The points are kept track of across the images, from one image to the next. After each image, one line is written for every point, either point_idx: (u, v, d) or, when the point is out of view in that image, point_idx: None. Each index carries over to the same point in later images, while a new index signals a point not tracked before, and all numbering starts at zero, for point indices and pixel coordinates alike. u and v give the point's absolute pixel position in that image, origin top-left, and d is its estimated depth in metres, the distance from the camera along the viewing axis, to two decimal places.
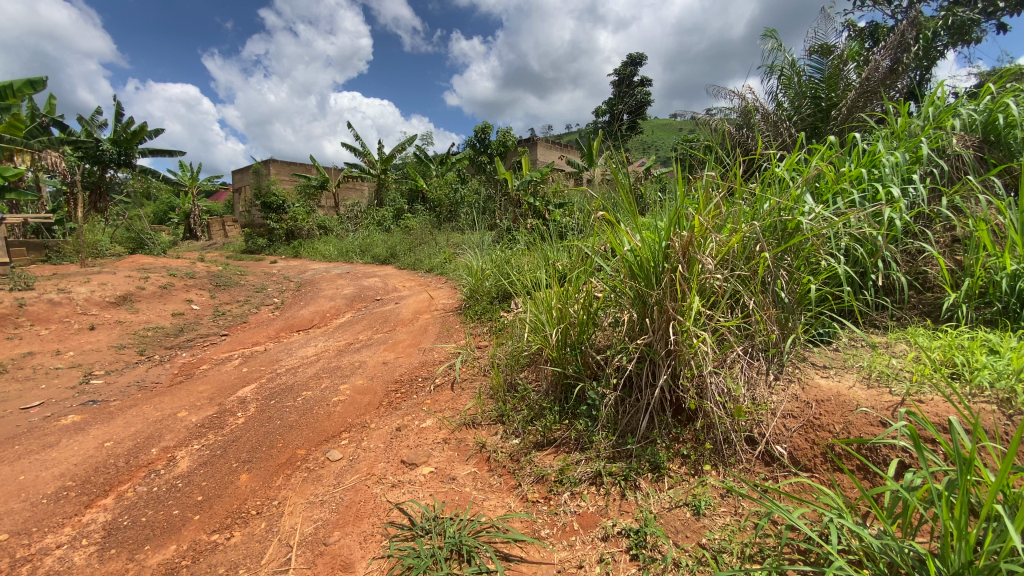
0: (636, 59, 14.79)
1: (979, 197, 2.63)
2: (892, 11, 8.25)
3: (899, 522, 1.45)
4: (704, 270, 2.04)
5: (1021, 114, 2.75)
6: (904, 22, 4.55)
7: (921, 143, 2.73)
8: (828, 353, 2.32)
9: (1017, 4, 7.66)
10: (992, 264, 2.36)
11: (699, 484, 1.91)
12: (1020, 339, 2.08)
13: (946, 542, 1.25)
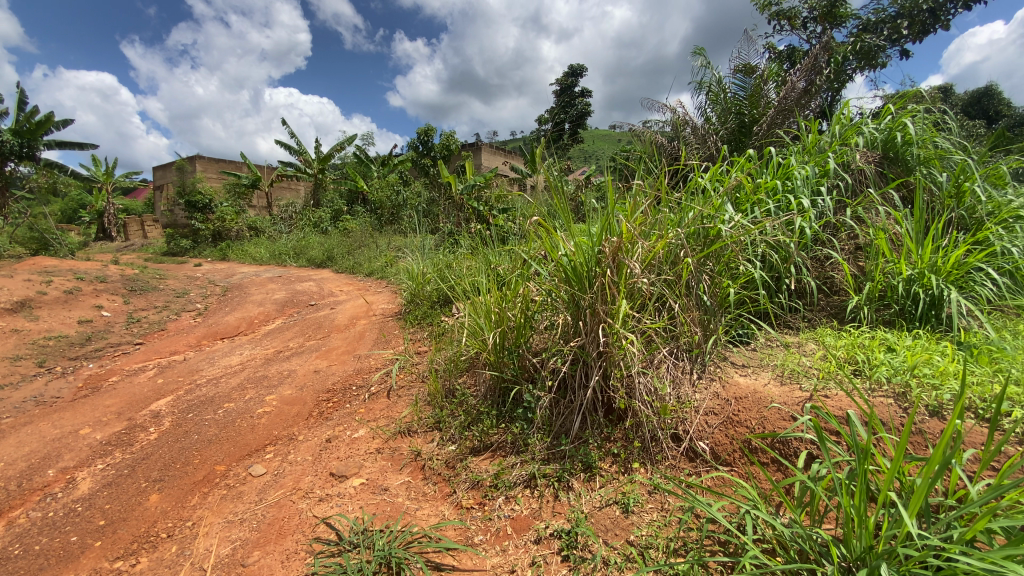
0: (578, 70, 15.16)
1: (879, 209, 2.94)
2: (808, 37, 8.97)
3: (806, 509, 1.58)
4: (631, 275, 2.13)
5: (915, 134, 3.11)
6: (816, 47, 4.95)
7: (829, 159, 3.03)
8: (746, 352, 2.49)
9: (918, 33, 8.55)
10: (889, 270, 2.66)
11: (628, 483, 1.98)
12: (914, 338, 2.35)
13: (849, 528, 1.38)
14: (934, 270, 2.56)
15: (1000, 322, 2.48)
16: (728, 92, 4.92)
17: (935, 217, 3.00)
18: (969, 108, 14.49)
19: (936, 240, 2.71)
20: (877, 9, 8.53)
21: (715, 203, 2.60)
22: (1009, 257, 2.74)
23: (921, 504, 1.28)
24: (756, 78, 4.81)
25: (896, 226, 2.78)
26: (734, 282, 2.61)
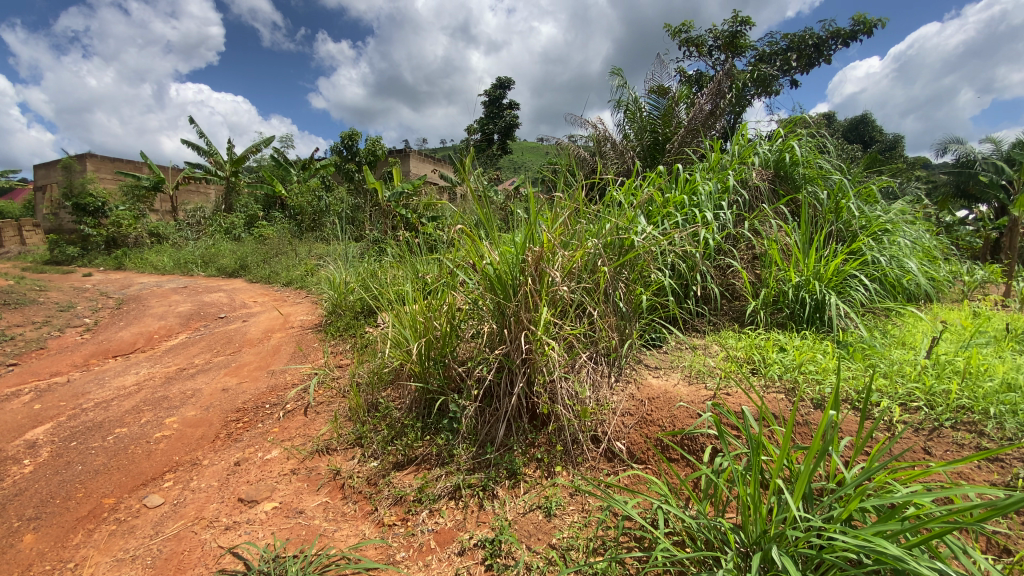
0: (506, 83, 15.37)
1: (770, 222, 3.24)
2: (713, 63, 9.75)
3: (712, 500, 1.70)
4: (552, 283, 2.19)
5: (801, 156, 3.46)
6: (720, 72, 5.38)
7: (728, 176, 3.29)
8: (659, 355, 2.64)
9: (805, 66, 9.57)
10: (780, 277, 2.92)
11: (551, 487, 2.02)
12: (802, 338, 2.61)
13: (747, 516, 1.49)
14: (816, 276, 2.86)
15: (870, 323, 2.82)
16: (644, 111, 5.21)
17: (818, 230, 3.35)
18: (848, 133, 16.37)
19: (817, 250, 3.04)
20: (770, 42, 9.46)
21: (629, 214, 2.75)
22: (875, 266, 3.12)
23: (805, 488, 1.41)
24: (668, 99, 5.14)
25: (784, 238, 3.08)
26: (647, 289, 2.76)
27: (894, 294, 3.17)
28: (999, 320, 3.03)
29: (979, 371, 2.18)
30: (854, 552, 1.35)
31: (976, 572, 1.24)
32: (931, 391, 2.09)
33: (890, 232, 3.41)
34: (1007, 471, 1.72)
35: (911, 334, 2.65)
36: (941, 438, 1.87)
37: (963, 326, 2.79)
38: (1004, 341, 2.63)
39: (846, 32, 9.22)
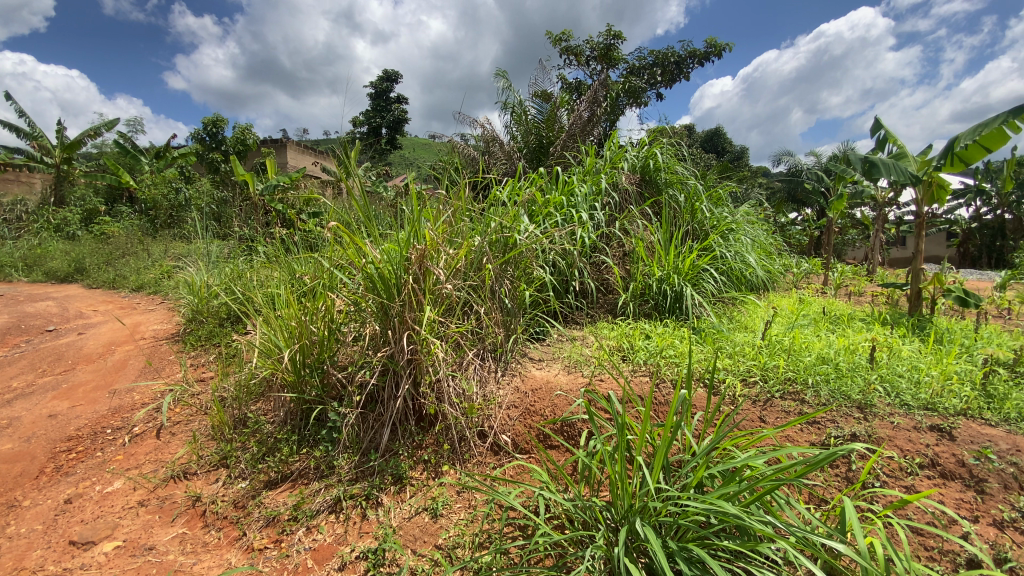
0: (391, 75, 14.57)
1: (637, 222, 3.53)
2: (590, 73, 10.32)
3: (589, 482, 1.81)
4: (437, 281, 2.20)
5: (663, 162, 3.81)
6: (597, 82, 5.70)
7: (601, 179, 3.53)
8: (542, 348, 2.77)
9: (669, 80, 10.52)
10: (646, 272, 3.20)
11: (437, 487, 2.01)
12: (664, 327, 2.88)
13: (618, 493, 1.61)
14: (675, 270, 3.18)
15: (719, 311, 3.21)
16: (529, 115, 5.45)
17: (677, 229, 3.73)
18: (705, 143, 18.25)
19: (675, 247, 3.38)
20: (640, 57, 10.25)
21: (511, 213, 2.84)
22: (722, 261, 3.56)
23: (663, 462, 1.55)
24: (551, 104, 5.43)
25: (649, 236, 3.38)
26: (529, 286, 2.87)
27: (738, 285, 3.63)
28: (817, 305, 3.62)
29: (801, 348, 2.60)
30: (704, 515, 1.51)
31: (799, 520, 1.47)
32: (764, 366, 2.44)
33: (734, 231, 3.91)
34: (822, 430, 2.06)
35: (751, 319, 3.06)
36: (772, 407, 2.19)
37: (790, 311, 3.30)
38: (819, 322, 3.15)
39: (701, 53, 10.30)
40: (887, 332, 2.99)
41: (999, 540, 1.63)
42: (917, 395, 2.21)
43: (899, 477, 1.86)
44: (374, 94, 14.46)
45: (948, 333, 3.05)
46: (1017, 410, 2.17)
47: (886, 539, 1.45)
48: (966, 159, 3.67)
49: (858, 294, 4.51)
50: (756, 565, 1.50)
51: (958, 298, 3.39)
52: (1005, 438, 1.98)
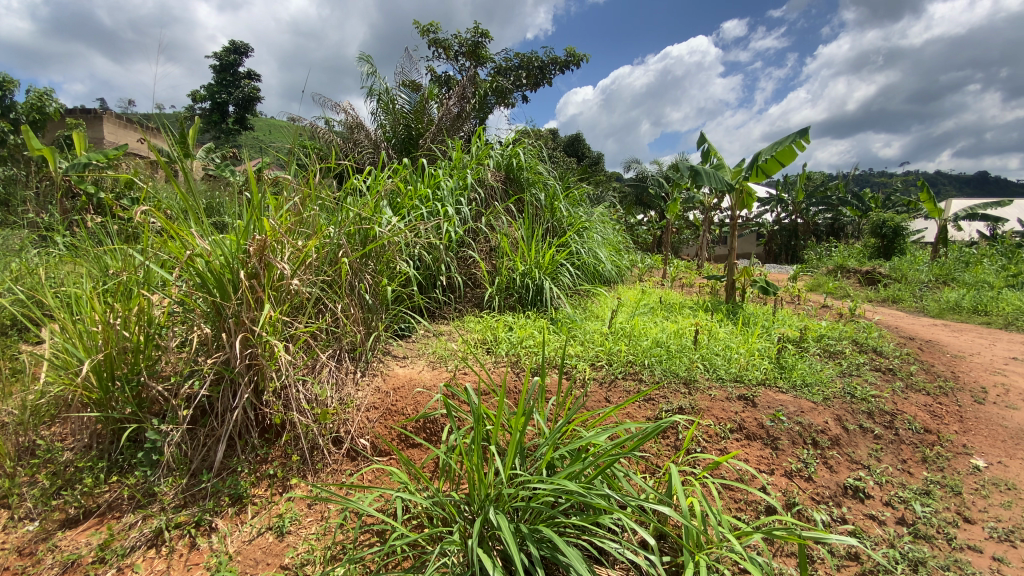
0: (240, 48, 13.00)
1: (501, 219, 3.64)
2: (458, 69, 10.34)
3: (447, 478, 1.82)
4: (281, 275, 2.03)
5: (525, 161, 3.95)
6: (466, 78, 5.72)
7: (466, 174, 3.56)
8: (406, 344, 2.76)
9: (534, 84, 10.96)
10: (510, 267, 3.32)
11: (283, 503, 1.86)
12: (526, 318, 3.03)
13: (473, 485, 1.62)
14: (536, 265, 3.37)
15: (575, 302, 3.46)
16: (397, 104, 5.28)
17: (538, 225, 3.94)
18: (567, 147, 19.24)
19: (536, 243, 3.57)
20: (506, 58, 10.53)
21: (369, 203, 2.77)
22: (577, 256, 3.85)
23: (515, 451, 1.59)
24: (420, 96, 5.30)
25: (512, 232, 3.51)
26: (391, 281, 2.80)
27: (591, 279, 3.95)
28: (655, 295, 4.08)
29: (640, 333, 2.92)
30: (553, 496, 1.60)
31: (637, 491, 1.64)
32: (610, 351, 2.68)
33: (587, 229, 4.23)
34: (656, 406, 2.32)
35: (602, 309, 3.36)
36: (616, 387, 2.41)
37: (633, 301, 3.66)
38: (656, 310, 3.56)
39: (562, 61, 10.89)
40: (709, 317, 3.49)
41: (787, 487, 2.00)
42: (729, 369, 2.63)
43: (716, 442, 2.17)
44: (216, 68, 12.82)
45: (753, 317, 3.64)
46: (800, 377, 2.68)
47: (703, 497, 1.69)
48: (766, 171, 4.41)
49: (688, 285, 5.18)
50: (599, 537, 1.63)
51: (761, 287, 4.08)
52: (791, 402, 2.44)
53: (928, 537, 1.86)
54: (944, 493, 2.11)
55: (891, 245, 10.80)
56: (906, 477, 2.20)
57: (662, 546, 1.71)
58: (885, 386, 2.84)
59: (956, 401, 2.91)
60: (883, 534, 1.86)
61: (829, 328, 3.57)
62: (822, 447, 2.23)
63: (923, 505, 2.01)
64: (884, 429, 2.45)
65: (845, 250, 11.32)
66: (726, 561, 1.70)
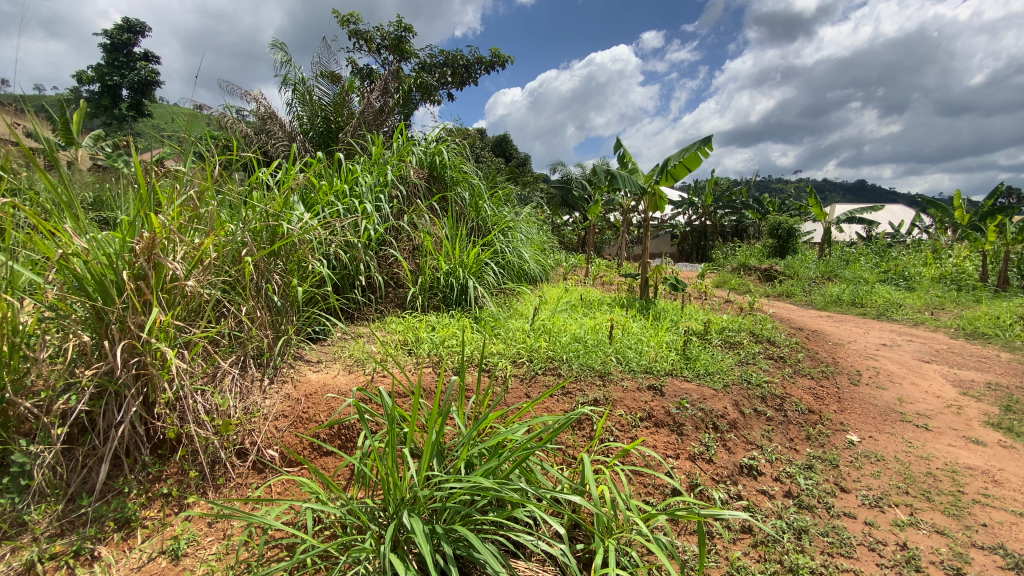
0: (136, 27, 11.79)
1: (423, 217, 3.59)
2: (381, 62, 10.03)
3: (363, 484, 1.76)
4: (173, 277, 1.85)
5: (449, 159, 3.91)
6: (388, 72, 5.66)
7: (387, 171, 3.47)
8: (321, 348, 2.65)
9: (459, 83, 10.87)
10: (434, 266, 3.28)
11: (178, 524, 1.71)
12: (451, 318, 3.02)
13: (388, 491, 1.58)
14: (461, 265, 3.36)
15: (499, 301, 3.49)
16: (315, 95, 5.19)
17: (462, 224, 3.93)
18: (496, 147, 19.17)
19: (460, 242, 3.55)
20: (431, 54, 10.35)
21: (276, 199, 2.61)
22: (501, 255, 3.89)
23: (432, 453, 1.56)
24: (340, 88, 5.19)
25: (435, 231, 3.47)
26: (303, 281, 2.67)
27: (515, 278, 4.00)
28: (577, 293, 4.21)
29: (559, 330, 3.00)
30: (469, 494, 1.60)
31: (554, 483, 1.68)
32: (531, 348, 2.72)
33: (512, 229, 4.28)
34: (572, 399, 2.40)
35: (525, 307, 3.42)
36: (536, 382, 2.46)
37: (554, 298, 3.76)
38: (576, 307, 3.68)
39: (487, 62, 10.89)
40: (624, 313, 3.65)
41: (691, 470, 2.15)
42: (640, 361, 2.77)
43: (627, 430, 2.27)
44: (105, 46, 11.53)
45: (663, 312, 3.87)
46: (703, 366, 2.89)
47: (613, 484, 1.76)
48: (675, 175, 4.69)
49: (608, 283, 5.40)
50: (515, 531, 1.66)
51: (671, 284, 4.33)
52: (695, 390, 2.63)
53: (810, 507, 2.07)
54: (824, 466, 2.36)
55: (785, 244, 11.89)
56: (793, 454, 2.44)
57: (575, 536, 1.76)
58: (776, 372, 3.14)
59: (835, 383, 3.28)
60: (772, 506, 2.05)
61: (730, 321, 3.87)
62: (721, 430, 2.41)
63: (806, 479, 2.24)
64: (775, 411, 2.70)
65: (747, 249, 12.32)
66: (634, 545, 1.80)
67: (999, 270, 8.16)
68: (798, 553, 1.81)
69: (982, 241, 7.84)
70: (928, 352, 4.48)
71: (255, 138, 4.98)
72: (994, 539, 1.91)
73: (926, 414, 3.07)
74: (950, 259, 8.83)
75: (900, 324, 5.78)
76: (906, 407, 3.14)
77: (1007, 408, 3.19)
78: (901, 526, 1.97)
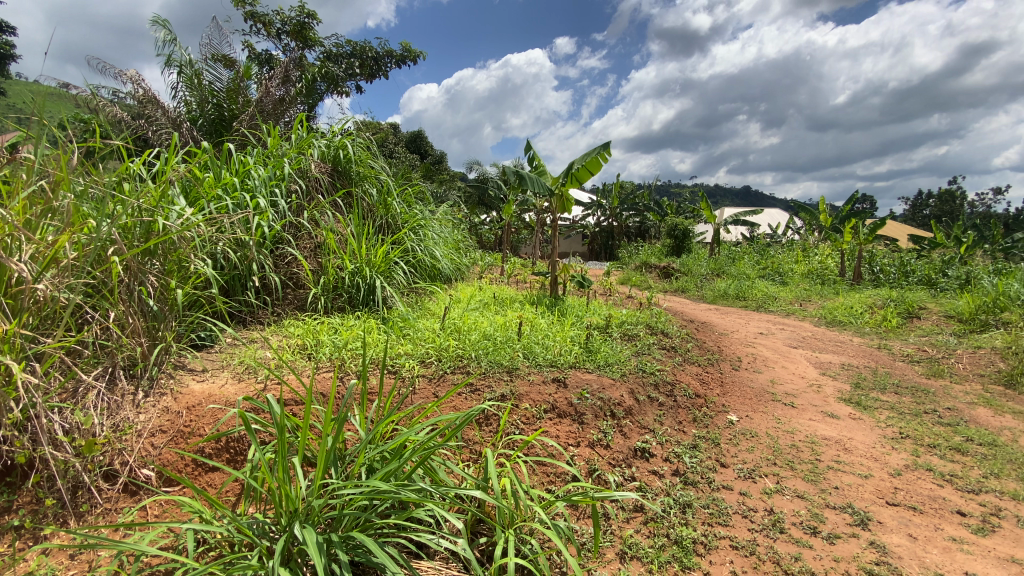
0: None
1: (325, 214, 3.42)
2: (282, 49, 9.40)
3: (255, 499, 1.63)
4: (20, 279, 1.61)
5: (353, 154, 3.75)
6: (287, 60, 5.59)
7: (284, 164, 3.26)
8: (208, 356, 2.44)
9: (368, 76, 10.48)
10: (337, 265, 3.14)
11: (31, 559, 1.47)
12: (355, 320, 2.90)
13: (279, 505, 1.47)
14: (367, 263, 3.24)
15: (409, 300, 3.43)
16: (204, 80, 5.08)
17: (368, 222, 3.80)
18: (410, 144, 18.65)
19: (366, 240, 3.43)
20: (337, 44, 9.84)
21: (149, 191, 2.35)
22: (411, 253, 3.81)
23: (328, 460, 1.48)
24: (233, 75, 5.15)
25: (339, 229, 3.33)
26: (184, 282, 2.43)
27: (425, 277, 3.94)
28: (489, 291, 4.24)
29: (469, 328, 3.00)
30: (367, 499, 1.55)
31: (460, 482, 1.67)
32: (439, 346, 2.69)
33: (422, 227, 4.21)
34: (479, 395, 2.40)
35: (436, 306, 3.39)
36: (443, 381, 2.44)
37: (466, 296, 3.76)
38: (488, 306, 3.70)
39: (398, 55, 10.60)
40: (532, 310, 3.73)
41: (590, 456, 2.26)
42: (545, 356, 2.86)
43: (531, 423, 2.33)
44: None
45: (569, 307, 4.01)
46: (603, 358, 3.04)
47: (514, 476, 1.79)
48: (579, 178, 4.86)
49: (522, 281, 5.49)
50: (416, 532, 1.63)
51: (579, 282, 4.52)
52: (595, 380, 2.76)
53: (694, 482, 2.26)
54: (707, 445, 2.59)
55: (680, 244, 12.81)
56: (681, 435, 2.65)
57: (477, 532, 1.78)
58: (667, 361, 3.39)
59: (719, 369, 3.61)
60: (661, 485, 2.22)
61: (629, 315, 4.10)
62: (618, 417, 2.56)
63: (691, 457, 2.45)
64: (666, 397, 2.92)
65: (647, 249, 13.13)
66: (536, 534, 1.85)
67: (852, 267, 9.40)
68: (682, 525, 1.98)
69: (840, 241, 9.00)
70: (796, 339, 5.07)
71: (133, 123, 4.46)
72: (843, 499, 2.21)
73: (792, 393, 3.47)
74: (816, 258, 10.03)
75: (775, 315, 6.48)
76: (777, 388, 3.53)
77: (856, 385, 3.71)
78: (769, 493, 2.22)
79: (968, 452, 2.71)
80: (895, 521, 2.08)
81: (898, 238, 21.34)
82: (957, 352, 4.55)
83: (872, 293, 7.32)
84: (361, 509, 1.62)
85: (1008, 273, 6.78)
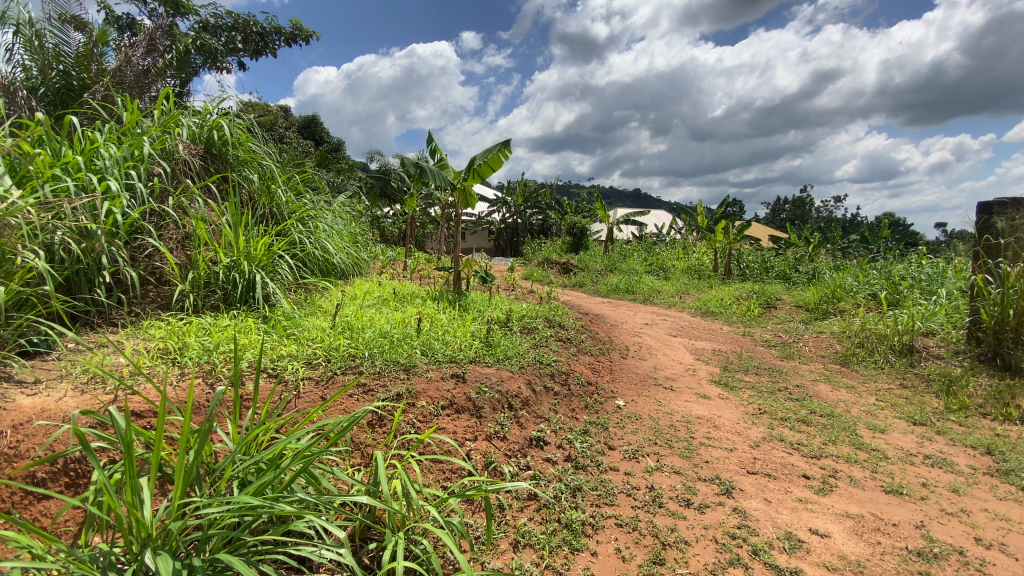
0: None
1: (193, 202, 3.08)
2: (147, 13, 8.28)
3: (102, 526, 1.43)
4: None
5: (229, 136, 3.43)
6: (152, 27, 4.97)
7: (142, 143, 2.88)
8: (45, 364, 2.09)
9: (252, 53, 9.59)
10: (207, 259, 2.85)
11: None
12: (230, 319, 2.65)
13: (130, 531, 1.30)
14: (245, 257, 2.98)
15: (296, 297, 3.21)
16: (45, 42, 4.37)
17: (248, 212, 3.49)
18: (302, 129, 17.39)
19: (244, 231, 3.14)
20: (216, 14, 8.88)
21: None
22: (298, 247, 3.57)
23: (189, 478, 1.33)
24: (83, 39, 4.48)
25: (211, 218, 3.02)
26: (9, 279, 2.04)
27: (315, 272, 3.72)
28: (387, 286, 4.10)
29: (364, 325, 2.89)
30: (238, 516, 1.42)
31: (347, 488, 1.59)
32: (328, 346, 2.56)
33: (312, 218, 3.96)
34: (372, 395, 2.32)
35: (328, 303, 3.21)
36: (333, 382, 2.32)
37: (361, 293, 3.61)
38: (385, 301, 3.58)
39: (287, 33, 9.84)
40: (432, 305, 3.68)
41: (487, 449, 2.29)
42: (445, 352, 2.83)
43: (427, 420, 2.30)
44: None
45: (470, 303, 4.02)
46: (502, 351, 3.09)
47: (405, 475, 1.75)
48: (481, 174, 4.87)
49: (424, 276, 5.39)
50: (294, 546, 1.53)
51: (481, 277, 4.53)
52: (494, 373, 2.80)
53: (584, 467, 2.39)
54: (597, 430, 2.75)
55: (579, 241, 13.38)
56: (573, 422, 2.78)
57: (363, 538, 1.71)
58: (563, 352, 3.54)
59: (609, 358, 3.85)
60: (554, 472, 2.31)
61: (529, 308, 4.20)
62: (515, 408, 2.62)
63: (582, 442, 2.57)
64: (561, 386, 3.05)
65: (548, 245, 13.57)
66: (430, 533, 1.83)
67: (723, 263, 10.48)
68: (573, 509, 2.08)
69: (714, 240, 9.98)
70: (676, 328, 5.55)
71: None
72: (712, 472, 2.46)
73: (672, 377, 3.80)
74: (694, 255, 11.04)
75: (659, 307, 7.05)
76: (659, 373, 3.84)
77: (725, 368, 4.16)
78: (651, 471, 2.41)
79: (811, 423, 3.15)
80: (754, 488, 2.36)
81: (760, 237, 24.19)
82: (805, 337, 5.27)
83: (738, 286, 8.22)
84: (230, 526, 1.49)
85: (841, 269, 7.99)
